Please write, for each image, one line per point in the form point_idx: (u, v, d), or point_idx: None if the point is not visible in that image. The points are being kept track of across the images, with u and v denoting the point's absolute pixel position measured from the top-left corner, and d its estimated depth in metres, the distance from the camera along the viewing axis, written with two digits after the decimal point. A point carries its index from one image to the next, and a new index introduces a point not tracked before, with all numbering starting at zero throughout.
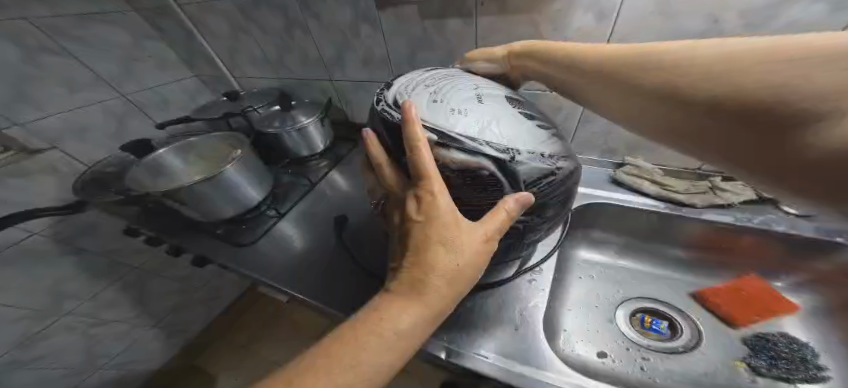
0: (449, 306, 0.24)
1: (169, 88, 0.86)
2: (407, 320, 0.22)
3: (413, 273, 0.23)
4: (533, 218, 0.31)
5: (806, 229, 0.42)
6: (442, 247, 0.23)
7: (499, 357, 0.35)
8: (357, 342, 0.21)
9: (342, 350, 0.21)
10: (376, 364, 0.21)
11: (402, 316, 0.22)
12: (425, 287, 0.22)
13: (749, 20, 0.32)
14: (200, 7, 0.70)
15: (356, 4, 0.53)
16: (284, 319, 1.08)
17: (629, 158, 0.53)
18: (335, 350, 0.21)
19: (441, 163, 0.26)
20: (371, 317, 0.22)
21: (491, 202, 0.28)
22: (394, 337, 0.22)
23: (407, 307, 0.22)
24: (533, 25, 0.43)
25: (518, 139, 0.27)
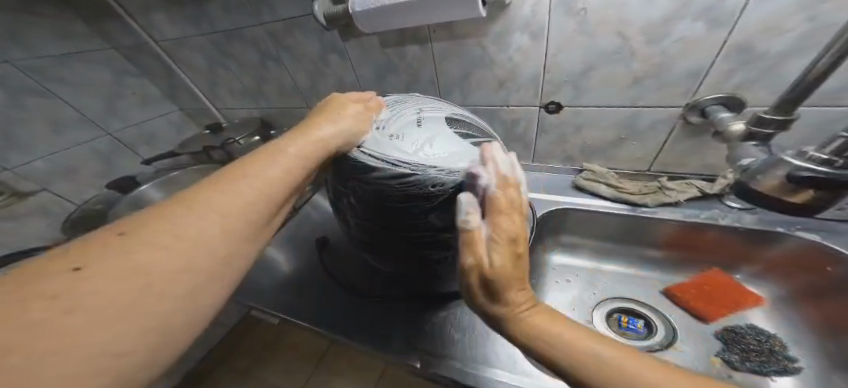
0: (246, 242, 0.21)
1: (154, 123, 0.89)
2: (216, 212, 0.19)
3: (263, 154, 0.23)
4: None
5: (748, 221, 0.42)
6: (308, 138, 0.25)
7: (474, 364, 0.39)
8: (153, 230, 0.17)
9: (106, 252, 0.15)
10: (141, 275, 0.15)
11: (244, 188, 0.21)
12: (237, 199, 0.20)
13: (651, 34, 0.33)
14: (177, 43, 0.73)
15: (321, 36, 0.56)
16: (283, 344, 1.04)
17: (586, 164, 0.52)
18: (96, 252, 0.15)
19: (375, 181, 0.26)
20: (155, 221, 0.18)
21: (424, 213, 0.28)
22: (237, 216, 0.20)
23: (248, 182, 0.21)
24: (480, 47, 0.45)
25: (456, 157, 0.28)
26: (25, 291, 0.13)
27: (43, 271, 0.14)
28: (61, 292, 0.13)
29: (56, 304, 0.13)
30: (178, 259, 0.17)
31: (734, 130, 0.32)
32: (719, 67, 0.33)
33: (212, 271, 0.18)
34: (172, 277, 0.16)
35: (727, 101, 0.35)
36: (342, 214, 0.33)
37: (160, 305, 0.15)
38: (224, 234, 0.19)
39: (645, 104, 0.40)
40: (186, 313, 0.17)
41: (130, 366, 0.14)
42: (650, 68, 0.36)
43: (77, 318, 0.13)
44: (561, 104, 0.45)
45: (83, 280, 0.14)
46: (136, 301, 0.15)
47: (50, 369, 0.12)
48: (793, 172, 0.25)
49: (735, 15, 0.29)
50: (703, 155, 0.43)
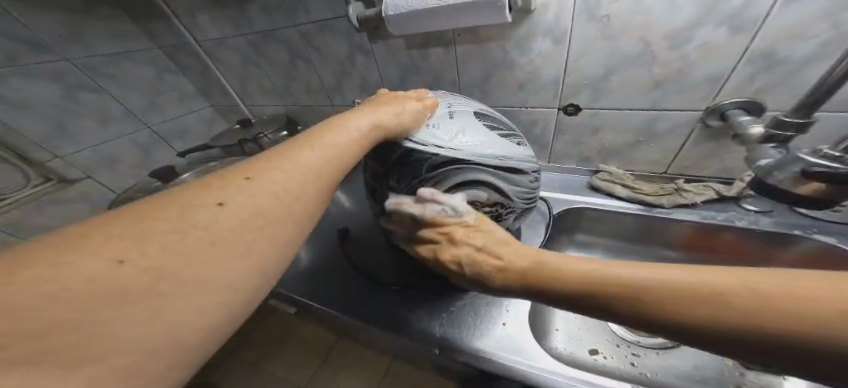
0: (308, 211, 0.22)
1: (188, 119, 0.94)
2: (285, 178, 0.21)
3: (341, 127, 0.26)
4: (497, 210, 0.32)
5: (765, 224, 0.43)
6: (376, 118, 0.28)
7: (489, 351, 0.41)
8: (234, 190, 0.19)
9: (197, 209, 0.18)
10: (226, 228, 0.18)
11: (324, 164, 0.23)
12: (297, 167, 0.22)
13: (672, 41, 0.35)
14: (213, 42, 0.78)
15: (350, 38, 0.59)
16: (293, 335, 1.08)
17: (602, 165, 0.54)
18: (190, 207, 0.18)
19: (410, 164, 0.30)
20: (235, 179, 0.20)
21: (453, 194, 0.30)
22: (315, 187, 0.23)
23: (327, 155, 0.24)
24: (503, 50, 0.47)
25: (483, 145, 0.30)
26: (183, 217, 0.18)
27: (193, 203, 0.18)
28: (207, 224, 0.18)
29: (202, 236, 0.17)
30: (276, 215, 0.20)
31: (752, 133, 0.33)
32: (740, 72, 0.34)
33: (296, 231, 0.21)
34: (269, 232, 0.20)
35: (747, 105, 0.36)
36: (377, 200, 0.36)
37: (261, 253, 0.19)
38: (306, 201, 0.22)
39: (663, 107, 0.41)
40: (275, 263, 0.20)
41: (238, 298, 0.18)
42: (670, 73, 0.38)
43: (211, 253, 0.17)
44: (580, 106, 0.47)
45: (217, 219, 0.18)
46: (246, 248, 0.19)
47: (191, 293, 0.16)
48: (806, 167, 0.26)
49: (757, 22, 0.31)
50: (721, 159, 0.44)
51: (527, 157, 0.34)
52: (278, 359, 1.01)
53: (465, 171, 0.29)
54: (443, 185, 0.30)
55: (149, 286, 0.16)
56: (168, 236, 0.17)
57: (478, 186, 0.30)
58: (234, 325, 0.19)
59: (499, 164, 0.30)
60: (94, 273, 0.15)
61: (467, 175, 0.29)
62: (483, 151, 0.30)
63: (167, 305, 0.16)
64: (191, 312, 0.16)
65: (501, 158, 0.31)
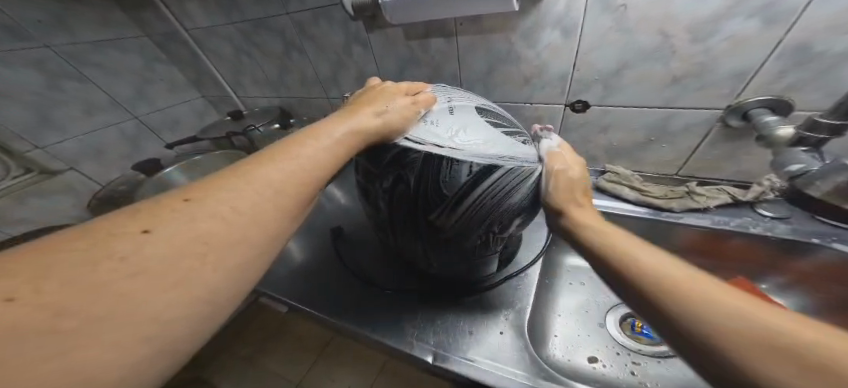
0: (275, 226, 0.20)
1: (178, 109, 0.91)
2: (237, 195, 0.19)
3: (308, 137, 0.24)
4: (499, 216, 0.30)
5: (782, 231, 0.40)
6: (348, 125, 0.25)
7: (482, 360, 0.39)
8: (174, 215, 0.17)
9: (119, 238, 0.15)
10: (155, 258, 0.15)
11: (285, 177, 0.21)
12: (258, 178, 0.20)
13: (696, 34, 0.32)
14: (204, 31, 0.74)
15: (346, 28, 0.56)
16: (287, 330, 1.06)
17: (610, 165, 0.51)
18: (113, 236, 0.16)
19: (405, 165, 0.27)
20: (178, 201, 0.18)
21: (449, 199, 0.27)
22: (273, 202, 0.20)
23: (289, 166, 0.21)
24: (508, 42, 0.44)
25: (486, 142, 0.27)
26: (98, 249, 0.15)
27: (113, 234, 0.16)
28: (128, 253, 0.15)
29: (120, 267, 0.15)
30: (222, 238, 0.17)
31: (780, 135, 0.30)
32: (769, 67, 0.32)
33: (249, 249, 0.18)
34: (211, 255, 0.17)
35: (775, 104, 0.34)
36: (371, 201, 0.33)
37: (203, 279, 0.16)
38: (261, 218, 0.19)
39: (680, 105, 0.38)
40: (223, 288, 0.17)
41: (173, 331, 0.15)
42: (690, 67, 0.35)
43: (133, 284, 0.15)
44: (588, 103, 0.44)
45: (141, 248, 0.15)
46: (181, 274, 0.16)
47: (108, 330, 0.14)
48: None
49: (795, 12, 0.28)
50: (737, 161, 0.42)
51: (533, 157, 0.31)
52: (272, 354, 1.00)
53: (464, 170, 0.26)
54: (442, 186, 0.27)
55: (47, 325, 0.13)
56: (77, 270, 0.14)
57: (479, 188, 0.27)
58: (178, 359, 0.16)
59: (504, 165, 0.27)
60: None
61: (467, 175, 0.27)
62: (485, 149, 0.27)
63: (71, 345, 0.13)
64: (106, 356, 0.13)
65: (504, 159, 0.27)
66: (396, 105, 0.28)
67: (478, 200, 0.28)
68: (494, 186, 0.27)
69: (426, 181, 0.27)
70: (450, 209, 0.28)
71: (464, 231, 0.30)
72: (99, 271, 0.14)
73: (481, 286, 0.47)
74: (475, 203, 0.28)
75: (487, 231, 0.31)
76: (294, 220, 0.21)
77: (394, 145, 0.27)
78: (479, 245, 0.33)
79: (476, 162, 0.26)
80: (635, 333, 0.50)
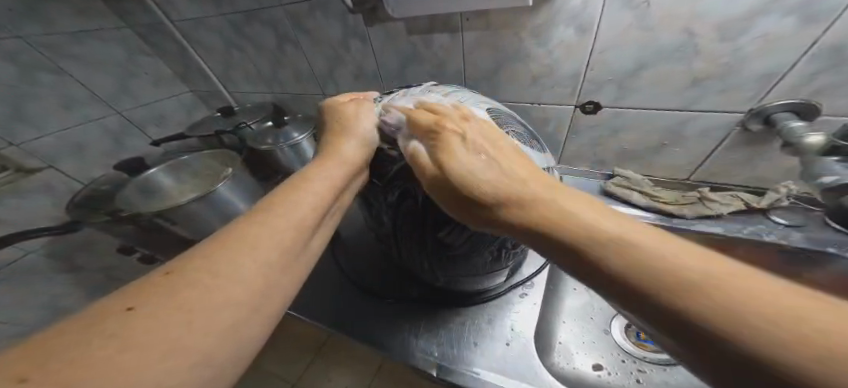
0: (278, 275, 0.18)
1: (165, 104, 0.86)
2: (236, 249, 0.18)
3: (301, 183, 0.23)
4: (514, 232, 0.28)
5: (799, 240, 0.37)
6: (336, 164, 0.25)
7: (488, 372, 0.37)
8: (162, 286, 0.15)
9: (102, 321, 0.13)
10: (144, 336, 0.13)
11: (281, 222, 0.20)
12: (251, 228, 0.19)
13: (722, 33, 0.30)
14: (190, 22, 0.70)
15: (344, 21, 0.53)
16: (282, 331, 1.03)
17: (618, 168, 0.50)
18: (95, 320, 0.13)
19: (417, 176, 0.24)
20: (160, 274, 0.16)
21: None
22: (271, 246, 0.18)
23: (286, 212, 0.20)
24: (517, 39, 0.42)
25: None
26: (85, 332, 0.13)
27: (99, 314, 0.14)
28: (117, 332, 0.13)
29: (111, 344, 0.13)
30: (225, 296, 0.16)
31: (811, 143, 0.28)
32: (800, 69, 0.30)
33: (254, 301, 0.17)
34: (215, 314, 0.15)
35: (801, 108, 0.32)
36: (374, 213, 0.31)
37: (210, 342, 0.15)
38: (261, 265, 0.18)
39: (698, 107, 0.37)
40: (230, 350, 0.15)
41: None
42: (714, 68, 0.33)
43: (128, 359, 0.12)
44: (600, 103, 0.42)
45: (132, 323, 0.13)
46: (183, 338, 0.14)
47: None
48: None
49: (836, 10, 0.26)
50: (753, 165, 0.40)
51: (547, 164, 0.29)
52: (267, 355, 0.97)
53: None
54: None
55: None
56: (65, 356, 0.12)
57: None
58: None
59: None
60: None
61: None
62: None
63: None
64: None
65: None
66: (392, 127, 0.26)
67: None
68: None
69: None
70: (463, 223, 0.26)
71: (475, 245, 0.28)
72: (89, 354, 0.12)
73: (484, 295, 0.45)
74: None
75: (499, 248, 0.29)
76: (297, 262, 0.20)
77: (402, 155, 0.24)
78: (489, 259, 0.31)
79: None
80: (640, 339, 0.47)
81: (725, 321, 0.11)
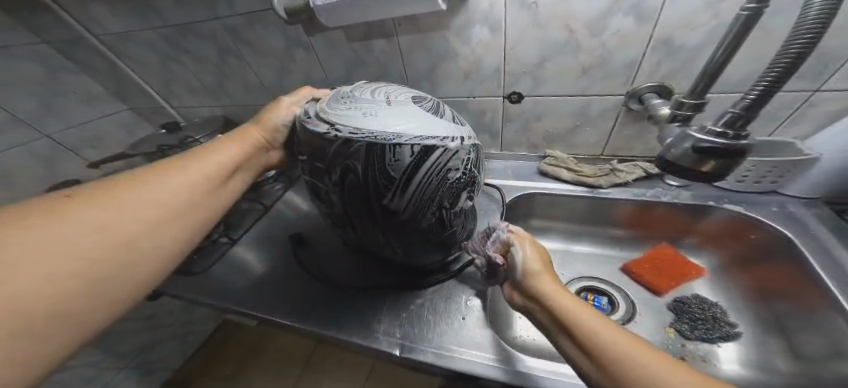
0: (199, 201, 0.30)
1: (100, 123, 0.82)
2: (167, 182, 0.29)
3: (216, 149, 0.35)
4: (449, 197, 0.32)
5: (686, 197, 0.46)
6: (246, 142, 0.38)
7: (445, 348, 0.40)
8: (109, 192, 0.25)
9: (60, 204, 0.23)
10: (95, 217, 0.24)
11: (203, 172, 0.32)
12: (178, 171, 0.30)
13: (590, 29, 0.38)
14: (120, 36, 0.68)
15: (285, 31, 0.54)
16: (270, 345, 0.98)
17: (548, 151, 0.56)
18: (55, 204, 0.23)
19: (353, 154, 0.28)
20: (107, 186, 0.26)
21: (400, 183, 0.29)
22: (197, 184, 0.30)
23: (203, 165, 0.32)
24: (444, 40, 0.47)
25: (426, 128, 0.29)
26: (52, 211, 0.22)
27: (53, 203, 0.23)
28: (73, 213, 0.23)
29: (72, 218, 0.23)
30: (160, 208, 0.27)
31: (662, 113, 0.35)
32: (649, 58, 0.38)
33: (178, 220, 0.28)
34: (151, 217, 0.26)
35: (660, 89, 0.40)
36: (323, 198, 0.33)
37: (145, 233, 0.26)
38: (176, 198, 0.28)
39: (592, 92, 0.44)
40: (159, 241, 0.26)
41: (120, 263, 0.24)
42: (594, 59, 0.40)
43: (85, 228, 0.23)
44: (522, 94, 0.48)
45: (87, 209, 0.24)
46: (128, 226, 0.25)
47: (75, 252, 0.22)
48: (696, 143, 0.27)
49: (657, 12, 0.33)
50: (646, 139, 0.48)
51: (470, 136, 0.33)
52: (257, 371, 0.92)
53: (409, 149, 0.27)
54: (388, 169, 0.28)
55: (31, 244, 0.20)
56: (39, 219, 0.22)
57: (422, 169, 0.28)
58: (121, 279, 0.24)
59: (444, 144, 0.29)
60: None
61: (410, 156, 0.27)
62: (425, 133, 0.28)
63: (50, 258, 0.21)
64: (73, 271, 0.21)
65: (446, 140, 0.29)
66: (328, 118, 0.29)
67: (425, 180, 0.29)
68: (439, 166, 0.29)
69: (371, 169, 0.28)
70: (400, 191, 0.29)
71: (417, 211, 0.31)
72: (56, 220, 0.22)
73: (443, 266, 0.50)
74: (422, 183, 0.29)
75: (439, 209, 0.33)
76: (215, 200, 0.32)
77: (337, 138, 0.28)
78: (435, 224, 0.34)
79: (419, 142, 0.27)
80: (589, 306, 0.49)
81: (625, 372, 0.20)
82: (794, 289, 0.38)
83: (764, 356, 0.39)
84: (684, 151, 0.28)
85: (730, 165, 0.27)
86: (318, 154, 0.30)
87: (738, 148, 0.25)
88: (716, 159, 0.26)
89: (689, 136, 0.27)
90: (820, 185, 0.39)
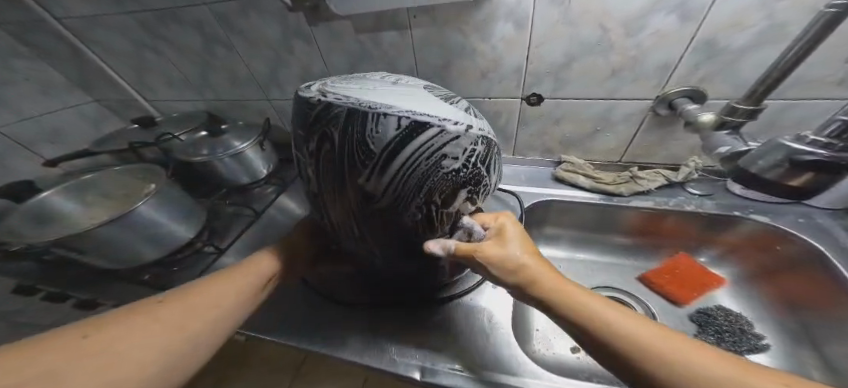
0: (238, 298, 0.30)
1: (59, 116, 0.73)
2: (218, 284, 0.30)
3: (260, 258, 0.36)
4: (443, 193, 0.26)
5: (710, 206, 0.45)
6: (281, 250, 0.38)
7: (472, 370, 0.35)
8: (169, 299, 0.27)
9: (128, 315, 0.24)
10: (154, 323, 0.24)
11: (246, 278, 0.32)
12: (223, 280, 0.31)
13: (627, 29, 0.35)
14: (86, 20, 0.60)
15: (284, 20, 0.49)
16: (255, 354, 0.91)
17: (564, 156, 0.54)
18: (122, 316, 0.24)
19: (332, 123, 0.23)
20: (167, 297, 0.27)
21: (381, 161, 0.23)
22: (240, 284, 0.31)
23: (247, 272, 0.33)
24: (463, 35, 0.43)
25: (423, 105, 0.24)
26: (127, 318, 0.24)
27: (125, 313, 0.25)
28: (144, 317, 0.24)
29: (139, 320, 0.24)
30: (212, 305, 0.28)
31: (703, 119, 0.34)
32: (687, 60, 0.36)
33: (223, 312, 0.28)
34: (203, 312, 0.27)
35: (693, 93, 0.38)
36: (302, 173, 0.29)
37: (197, 325, 0.26)
38: (224, 298, 0.29)
39: (619, 96, 0.42)
40: (207, 334, 0.26)
41: (171, 359, 0.23)
42: (625, 61, 0.38)
43: (149, 326, 0.24)
44: (542, 95, 0.46)
45: (155, 311, 0.25)
46: (182, 323, 0.25)
47: (135, 354, 0.22)
48: (794, 156, 0.26)
49: (703, 11, 0.32)
50: (668, 146, 0.47)
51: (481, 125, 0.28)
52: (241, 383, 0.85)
53: (396, 117, 0.22)
54: (367, 141, 0.23)
55: (101, 349, 0.21)
56: (114, 324, 0.23)
57: (410, 148, 0.23)
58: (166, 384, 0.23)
59: (441, 124, 0.23)
60: (65, 347, 0.21)
61: (395, 130, 0.22)
62: (419, 108, 0.23)
63: (114, 361, 0.21)
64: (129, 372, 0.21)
65: (445, 122, 0.24)
66: (321, 87, 0.26)
67: (410, 162, 0.23)
68: (433, 149, 0.23)
69: (348, 141, 0.23)
70: (378, 172, 0.23)
71: (398, 200, 0.25)
72: (121, 329, 0.23)
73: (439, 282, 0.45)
74: (408, 164, 0.23)
75: (427, 203, 0.26)
76: (252, 300, 0.31)
77: (319, 102, 0.24)
78: (421, 223, 0.28)
79: (411, 112, 0.22)
80: None
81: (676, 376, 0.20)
82: (815, 294, 0.39)
83: (795, 367, 0.38)
84: (776, 163, 0.27)
85: (829, 179, 0.27)
86: (302, 124, 0.26)
87: (846, 160, 0.25)
88: (811, 171, 0.26)
89: (782, 147, 0.27)
90: (844, 196, 0.40)
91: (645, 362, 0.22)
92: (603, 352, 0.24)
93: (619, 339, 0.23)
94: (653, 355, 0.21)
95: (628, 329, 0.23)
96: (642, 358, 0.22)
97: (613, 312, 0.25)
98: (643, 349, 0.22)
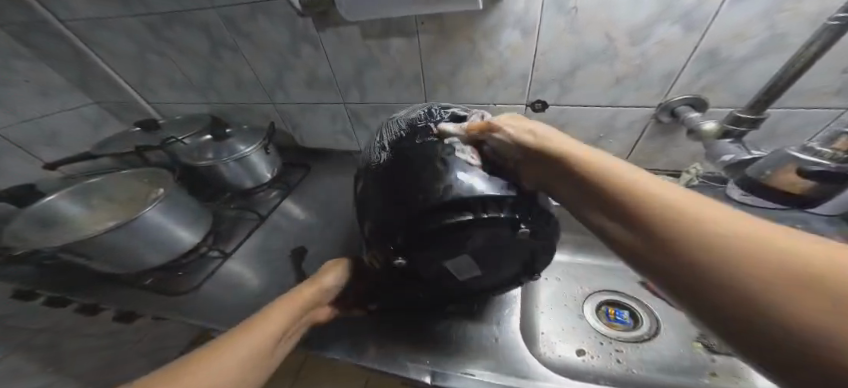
0: (285, 335, 0.31)
1: (60, 119, 0.72)
2: (268, 322, 0.31)
3: (301, 288, 0.36)
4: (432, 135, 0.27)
5: None
6: (319, 283, 0.38)
7: (486, 373, 0.36)
8: (232, 340, 0.28)
9: (200, 361, 0.26)
10: (223, 370, 0.26)
11: (291, 311, 0.33)
12: (271, 315, 0.32)
13: (632, 38, 0.36)
14: (92, 22, 0.60)
15: (293, 25, 0.50)
16: None
17: None
18: (195, 361, 0.26)
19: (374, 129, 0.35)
20: (228, 337, 0.28)
21: (392, 123, 0.31)
22: (286, 319, 0.32)
23: (292, 305, 0.34)
24: (470, 42, 0.44)
25: None
26: (200, 364, 0.26)
27: (199, 355, 0.26)
28: (214, 363, 0.26)
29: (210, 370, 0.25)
30: (266, 342, 0.29)
31: (706, 129, 0.35)
32: (690, 69, 0.37)
33: (275, 351, 0.30)
34: (261, 351, 0.28)
35: (694, 101, 0.40)
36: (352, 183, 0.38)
37: (257, 368, 0.28)
38: (275, 335, 0.30)
39: (623, 103, 0.43)
40: (264, 371, 0.28)
41: None
42: (630, 69, 0.39)
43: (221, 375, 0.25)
44: (547, 102, 0.47)
45: (220, 355, 0.26)
46: (246, 367, 0.27)
47: None
48: (803, 166, 0.27)
49: (707, 21, 0.33)
50: (669, 152, 0.48)
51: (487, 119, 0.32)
52: None
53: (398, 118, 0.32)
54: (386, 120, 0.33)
55: None
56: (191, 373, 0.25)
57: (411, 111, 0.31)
58: None
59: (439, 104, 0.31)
60: None
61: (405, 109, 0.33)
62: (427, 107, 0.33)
63: None
64: None
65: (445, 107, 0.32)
66: None
67: (408, 116, 0.30)
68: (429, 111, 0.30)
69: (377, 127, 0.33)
70: (386, 128, 0.31)
71: (393, 142, 0.28)
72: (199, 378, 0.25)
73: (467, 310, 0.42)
74: (407, 118, 0.30)
75: (413, 139, 0.27)
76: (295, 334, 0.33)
77: None
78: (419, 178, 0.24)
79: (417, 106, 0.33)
80: (611, 318, 0.48)
81: (762, 279, 0.11)
82: None
83: None
84: (784, 172, 0.29)
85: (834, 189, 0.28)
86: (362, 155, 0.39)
87: None
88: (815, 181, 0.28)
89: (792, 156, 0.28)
90: None
91: (714, 256, 0.12)
92: (633, 234, 0.15)
93: (677, 218, 0.14)
94: (726, 245, 0.12)
95: (698, 211, 0.14)
96: (708, 246, 0.12)
97: (681, 195, 0.15)
98: (713, 239, 0.12)
